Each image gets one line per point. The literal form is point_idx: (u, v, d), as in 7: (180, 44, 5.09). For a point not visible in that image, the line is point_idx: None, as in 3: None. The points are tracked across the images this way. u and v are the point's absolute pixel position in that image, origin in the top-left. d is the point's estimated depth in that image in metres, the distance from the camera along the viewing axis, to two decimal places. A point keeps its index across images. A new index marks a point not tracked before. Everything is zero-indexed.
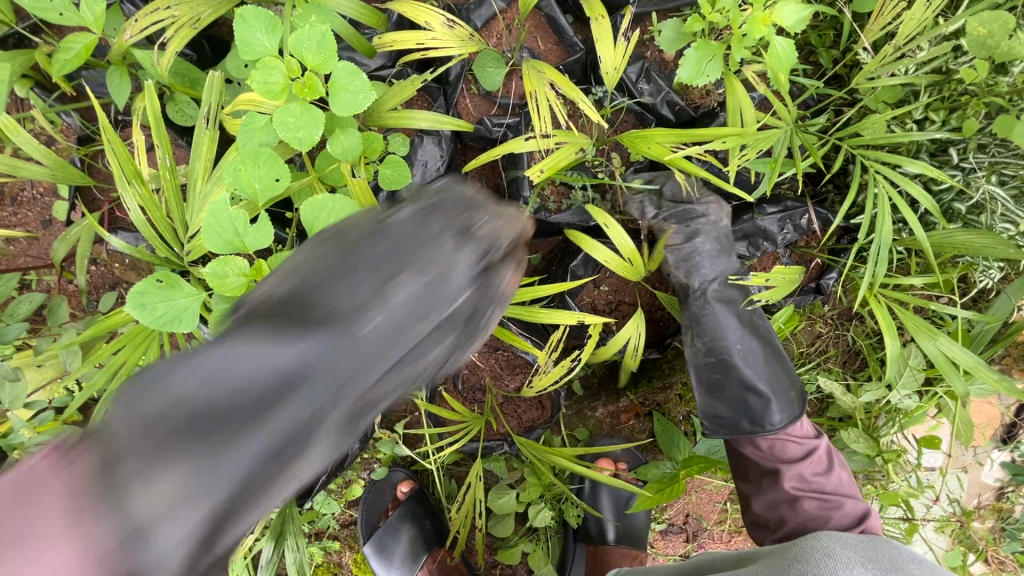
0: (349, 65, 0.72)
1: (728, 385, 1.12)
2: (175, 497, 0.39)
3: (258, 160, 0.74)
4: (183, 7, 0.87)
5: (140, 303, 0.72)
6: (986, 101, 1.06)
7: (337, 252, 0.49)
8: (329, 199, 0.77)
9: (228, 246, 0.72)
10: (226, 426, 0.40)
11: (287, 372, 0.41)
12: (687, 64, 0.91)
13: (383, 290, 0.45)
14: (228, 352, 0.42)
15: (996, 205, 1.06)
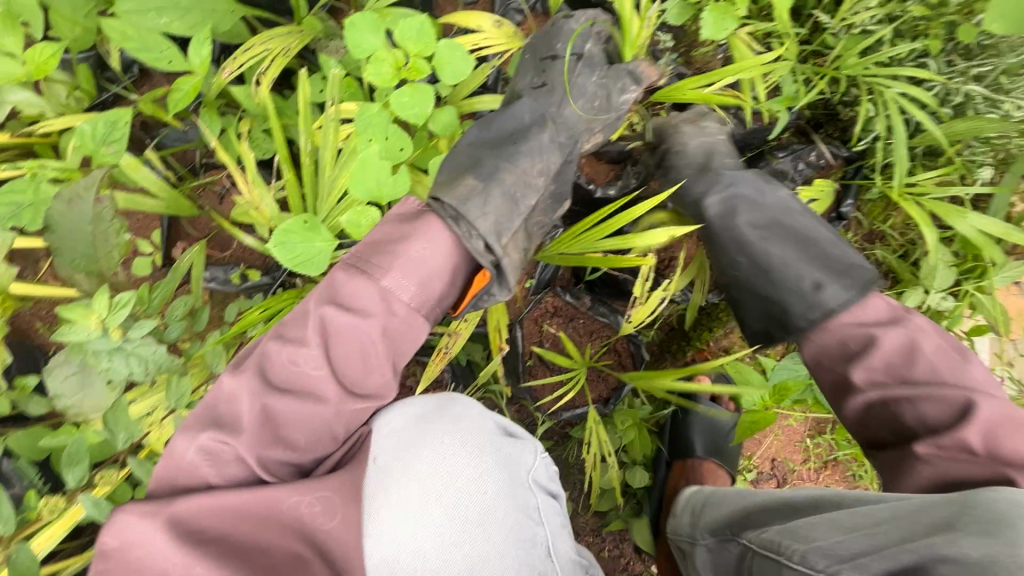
0: (450, 41, 0.85)
1: (745, 301, 1.05)
2: (471, 187, 0.87)
3: (370, 133, 0.86)
4: (274, 42, 1.00)
5: (283, 243, 0.81)
6: (942, 22, 1.26)
7: (478, 139, 0.95)
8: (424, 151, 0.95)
9: (368, 194, 0.83)
10: (494, 148, 0.94)
11: (508, 133, 0.97)
12: (706, 25, 1.08)
13: (530, 93, 1.01)
14: (487, 125, 0.97)
15: (975, 100, 1.23)
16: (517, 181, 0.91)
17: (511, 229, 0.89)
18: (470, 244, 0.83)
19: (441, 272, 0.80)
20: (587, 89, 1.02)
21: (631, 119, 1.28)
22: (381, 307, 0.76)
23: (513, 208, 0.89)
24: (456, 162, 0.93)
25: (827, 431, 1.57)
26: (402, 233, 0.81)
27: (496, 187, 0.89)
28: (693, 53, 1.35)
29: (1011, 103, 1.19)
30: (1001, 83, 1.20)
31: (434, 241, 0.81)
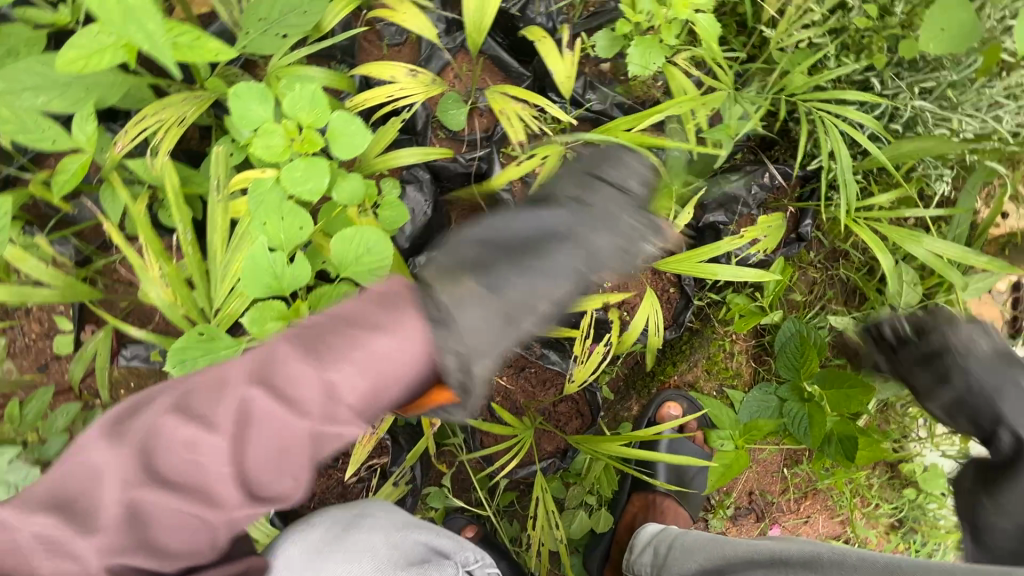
0: (343, 112, 0.77)
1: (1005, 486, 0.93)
2: (478, 292, 0.71)
3: (281, 214, 0.76)
4: (168, 111, 0.93)
5: (179, 360, 0.73)
6: (885, 36, 1.21)
7: (487, 251, 0.77)
8: (355, 230, 0.76)
9: (266, 290, 0.72)
10: (511, 252, 0.77)
11: (536, 231, 0.80)
12: (633, 61, 1.03)
13: (568, 202, 0.85)
14: (504, 223, 0.80)
15: (924, 115, 1.17)
16: (519, 296, 0.73)
17: (493, 356, 0.70)
18: (443, 363, 0.66)
19: (404, 377, 0.65)
20: (621, 226, 0.84)
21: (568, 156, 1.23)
22: (320, 399, 0.61)
23: (504, 332, 0.71)
24: (473, 263, 0.74)
25: (804, 459, 1.50)
26: (374, 318, 0.65)
27: (501, 301, 0.72)
28: (632, 83, 1.29)
29: (960, 118, 1.15)
30: (949, 97, 1.15)
31: (408, 340, 0.64)
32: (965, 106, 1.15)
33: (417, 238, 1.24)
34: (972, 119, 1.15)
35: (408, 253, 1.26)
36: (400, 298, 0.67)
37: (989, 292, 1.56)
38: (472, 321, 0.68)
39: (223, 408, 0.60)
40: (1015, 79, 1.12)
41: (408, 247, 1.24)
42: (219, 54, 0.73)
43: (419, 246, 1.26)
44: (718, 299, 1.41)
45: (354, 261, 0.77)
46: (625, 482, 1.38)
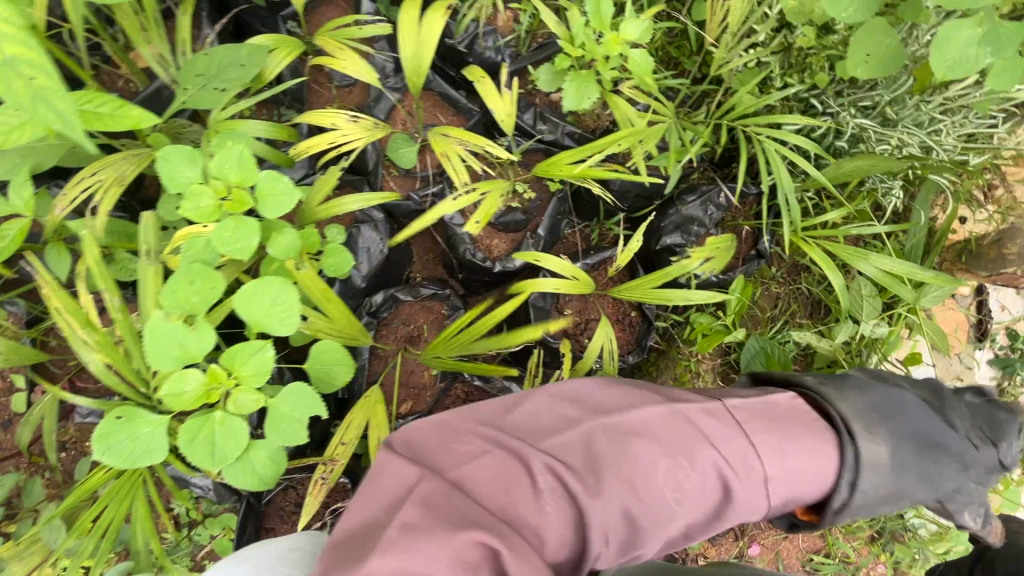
0: (268, 171, 0.78)
1: None
2: (886, 459, 0.79)
3: (192, 277, 0.77)
4: (108, 171, 0.94)
5: (107, 448, 0.69)
6: (824, 56, 1.24)
7: (908, 445, 0.82)
8: (255, 284, 0.78)
9: (177, 361, 0.74)
10: (910, 440, 0.82)
11: (928, 438, 0.85)
12: (569, 96, 1.05)
13: (941, 436, 0.86)
14: (890, 390, 0.87)
15: (868, 133, 1.19)
16: (927, 465, 0.83)
17: (893, 506, 0.82)
18: (840, 505, 0.77)
19: (817, 488, 0.76)
20: (966, 454, 0.87)
21: (519, 189, 1.25)
22: (689, 504, 0.70)
23: (904, 482, 0.80)
24: (897, 430, 0.82)
25: None
26: (782, 426, 0.77)
27: (902, 478, 0.80)
28: (581, 112, 1.31)
29: (899, 135, 1.18)
30: (887, 114, 1.19)
31: (796, 478, 0.74)
32: (904, 121, 1.18)
33: (374, 278, 1.23)
34: (911, 135, 1.18)
35: (365, 292, 1.25)
36: (784, 421, 0.77)
37: (952, 297, 1.57)
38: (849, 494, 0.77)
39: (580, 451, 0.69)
40: (949, 95, 1.16)
41: (365, 285, 1.22)
42: (143, 120, 0.74)
43: (376, 285, 1.25)
44: (681, 320, 1.40)
45: (264, 316, 0.78)
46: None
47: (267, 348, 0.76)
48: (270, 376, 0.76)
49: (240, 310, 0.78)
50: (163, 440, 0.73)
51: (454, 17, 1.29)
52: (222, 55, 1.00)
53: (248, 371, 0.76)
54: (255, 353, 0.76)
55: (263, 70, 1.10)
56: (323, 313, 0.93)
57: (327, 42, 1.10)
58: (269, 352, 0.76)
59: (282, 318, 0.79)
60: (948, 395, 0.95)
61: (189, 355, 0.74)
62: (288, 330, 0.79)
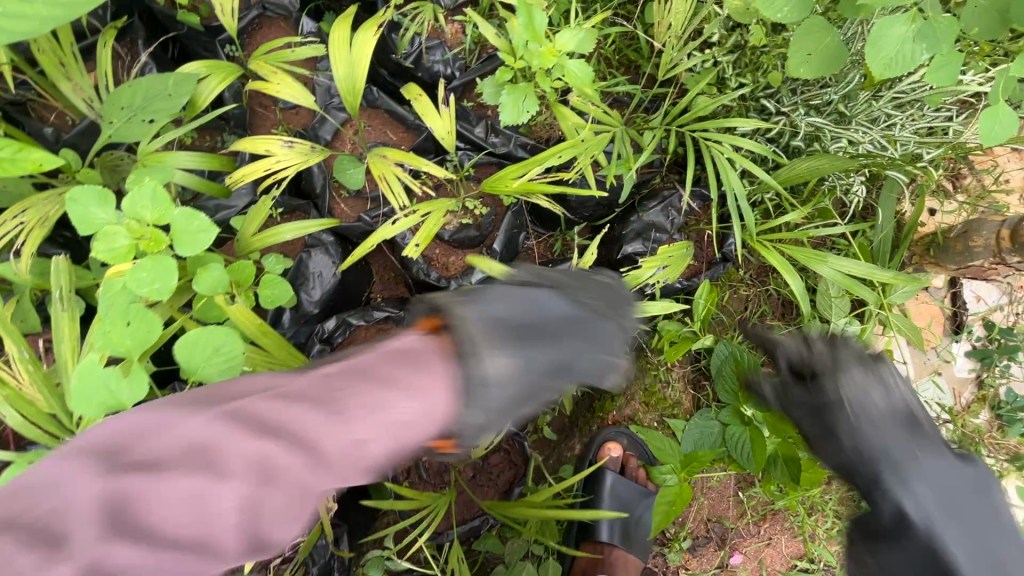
0: (183, 209, 0.75)
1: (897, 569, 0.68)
2: (512, 366, 0.65)
3: (127, 320, 0.73)
4: (30, 212, 0.91)
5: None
6: (777, 54, 1.21)
7: (527, 333, 0.68)
8: (198, 332, 0.73)
9: (102, 409, 0.68)
10: (552, 333, 0.69)
11: (566, 312, 0.71)
12: (508, 110, 1.02)
13: (597, 306, 0.76)
14: (521, 297, 0.71)
15: (823, 131, 1.17)
16: (541, 384, 0.68)
17: (509, 423, 0.68)
18: (454, 434, 0.63)
19: (425, 435, 0.62)
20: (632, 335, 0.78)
21: (470, 205, 1.22)
22: (335, 465, 0.57)
23: (538, 382, 0.67)
24: (541, 331, 0.69)
25: (758, 481, 1.46)
26: (395, 376, 0.62)
27: (528, 378, 0.66)
28: (533, 122, 1.28)
29: (852, 131, 1.16)
30: (841, 111, 1.16)
31: (436, 400, 0.62)
32: (858, 118, 1.16)
33: (327, 302, 1.21)
34: (864, 131, 1.16)
35: (319, 317, 1.23)
36: (379, 372, 0.62)
37: (926, 290, 1.54)
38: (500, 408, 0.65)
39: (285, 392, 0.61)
40: (901, 89, 1.13)
41: (318, 311, 1.21)
42: (45, 163, 0.71)
43: (330, 309, 1.23)
44: (648, 328, 1.39)
45: (203, 364, 0.74)
46: (573, 529, 1.39)
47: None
48: None
49: (177, 353, 0.72)
50: None
51: (398, 31, 1.26)
52: (147, 85, 0.97)
53: None
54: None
55: (195, 97, 1.06)
56: (262, 348, 0.90)
57: (260, 65, 1.07)
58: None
59: (222, 367, 0.75)
60: (611, 285, 0.83)
61: (117, 402, 0.69)
62: (225, 380, 0.75)
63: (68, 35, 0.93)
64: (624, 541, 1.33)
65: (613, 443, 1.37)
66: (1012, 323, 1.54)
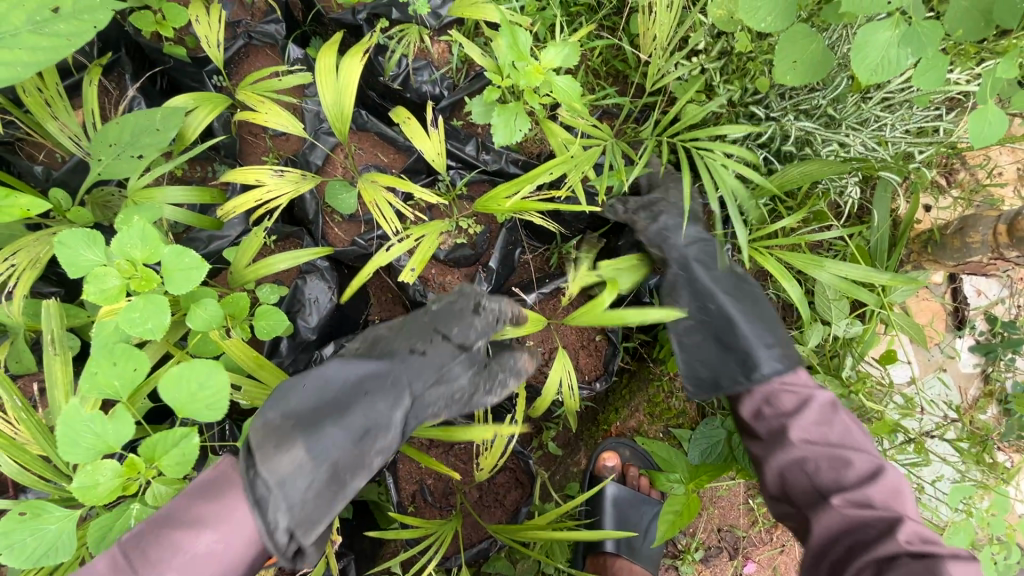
0: (173, 247, 0.74)
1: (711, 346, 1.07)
2: (298, 458, 0.70)
3: (114, 358, 0.72)
4: (21, 254, 0.90)
5: (6, 545, 0.63)
6: (764, 60, 1.21)
7: (331, 408, 0.76)
8: (180, 365, 0.70)
9: (92, 451, 0.66)
10: (386, 385, 0.80)
11: (359, 378, 0.80)
12: (497, 129, 1.01)
13: (400, 354, 0.86)
14: (312, 388, 0.77)
15: (814, 135, 1.17)
16: (349, 455, 0.74)
17: (329, 516, 0.72)
18: (274, 539, 0.67)
19: (234, 562, 0.67)
20: (454, 386, 0.87)
21: (464, 224, 1.22)
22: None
23: (331, 473, 0.72)
24: (331, 413, 0.75)
25: None
26: (191, 517, 0.66)
27: (326, 461, 0.72)
28: (523, 138, 1.28)
29: (843, 134, 1.16)
30: (831, 115, 1.16)
31: (230, 530, 0.67)
32: (847, 121, 1.16)
33: (325, 328, 1.21)
34: (855, 134, 1.15)
35: (317, 343, 1.22)
36: (182, 518, 0.66)
37: (926, 287, 1.54)
38: (321, 487, 0.71)
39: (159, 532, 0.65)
40: (889, 90, 1.13)
41: (315, 337, 1.20)
42: (32, 208, 0.70)
43: (327, 335, 1.22)
44: (648, 338, 1.38)
45: (190, 401, 0.70)
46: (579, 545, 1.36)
47: (195, 435, 0.69)
48: (194, 464, 0.69)
49: (162, 392, 0.69)
50: (72, 535, 0.68)
51: (385, 54, 1.26)
52: (134, 121, 0.97)
53: (170, 460, 0.68)
54: (180, 442, 0.69)
55: (183, 130, 1.06)
56: (258, 379, 0.88)
57: (247, 95, 1.07)
58: (197, 441, 0.70)
59: (208, 403, 0.71)
60: (470, 308, 0.93)
61: (105, 445, 0.66)
62: (215, 415, 0.71)
63: (53, 75, 0.93)
64: (629, 551, 1.29)
65: (610, 453, 1.35)
66: (1013, 316, 1.54)
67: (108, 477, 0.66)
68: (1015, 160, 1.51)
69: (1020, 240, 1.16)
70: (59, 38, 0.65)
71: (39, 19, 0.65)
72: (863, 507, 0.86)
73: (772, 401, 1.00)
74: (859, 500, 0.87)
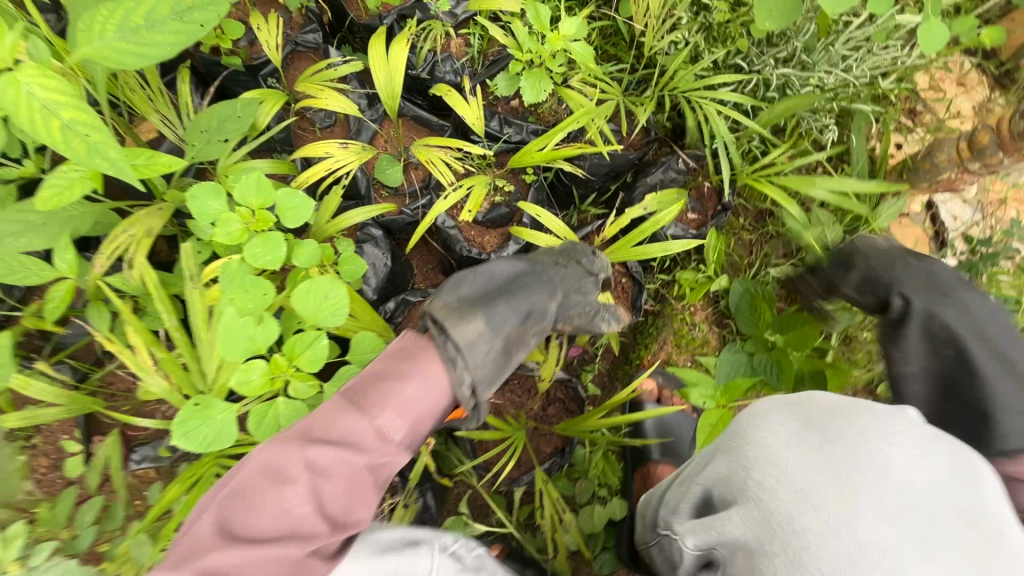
0: (285, 189, 0.90)
1: (958, 398, 0.87)
2: (479, 329, 0.85)
3: (245, 287, 0.87)
4: (137, 226, 1.05)
5: (184, 432, 0.78)
6: (741, 23, 1.41)
7: (500, 295, 0.92)
8: (306, 282, 0.83)
9: (244, 352, 0.80)
10: (540, 283, 0.97)
11: (516, 278, 0.95)
12: (527, 91, 1.19)
13: (545, 265, 1.01)
14: (479, 282, 0.93)
15: (792, 80, 1.37)
16: (515, 333, 0.90)
17: (499, 379, 0.88)
18: (459, 390, 0.81)
19: (432, 409, 0.79)
20: (588, 298, 1.04)
21: (498, 186, 1.39)
22: (374, 446, 0.74)
23: (503, 345, 0.87)
24: (500, 299, 0.91)
25: None
26: (397, 372, 0.79)
27: (500, 334, 0.87)
28: (541, 111, 1.46)
29: (816, 76, 1.35)
30: (803, 61, 1.36)
31: (431, 381, 0.79)
32: (819, 64, 1.36)
33: (383, 288, 1.35)
34: (828, 74, 1.34)
35: (378, 303, 1.37)
36: (392, 372, 0.79)
37: (907, 215, 1.72)
38: (497, 356, 0.86)
39: (375, 387, 0.77)
40: (850, 36, 1.33)
41: (376, 296, 1.35)
42: (172, 165, 0.85)
43: (387, 295, 1.38)
44: (668, 279, 1.55)
45: (317, 310, 0.84)
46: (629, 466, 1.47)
47: (325, 337, 0.84)
48: (325, 362, 0.84)
49: (296, 303, 0.83)
50: (234, 424, 0.81)
51: (414, 50, 1.45)
52: (220, 111, 1.13)
53: (306, 358, 0.83)
54: (313, 343, 0.83)
55: (255, 120, 1.23)
56: (349, 311, 1.03)
57: (308, 87, 1.25)
58: (325, 342, 0.84)
59: (331, 312, 0.85)
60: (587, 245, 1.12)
61: (255, 347, 0.81)
62: (339, 321, 0.85)
63: (152, 78, 1.10)
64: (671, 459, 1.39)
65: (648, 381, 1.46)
66: (989, 235, 1.72)
67: (259, 373, 0.80)
68: (968, 99, 1.73)
69: (979, 152, 1.34)
70: (193, 23, 0.81)
71: (178, 10, 0.80)
72: None
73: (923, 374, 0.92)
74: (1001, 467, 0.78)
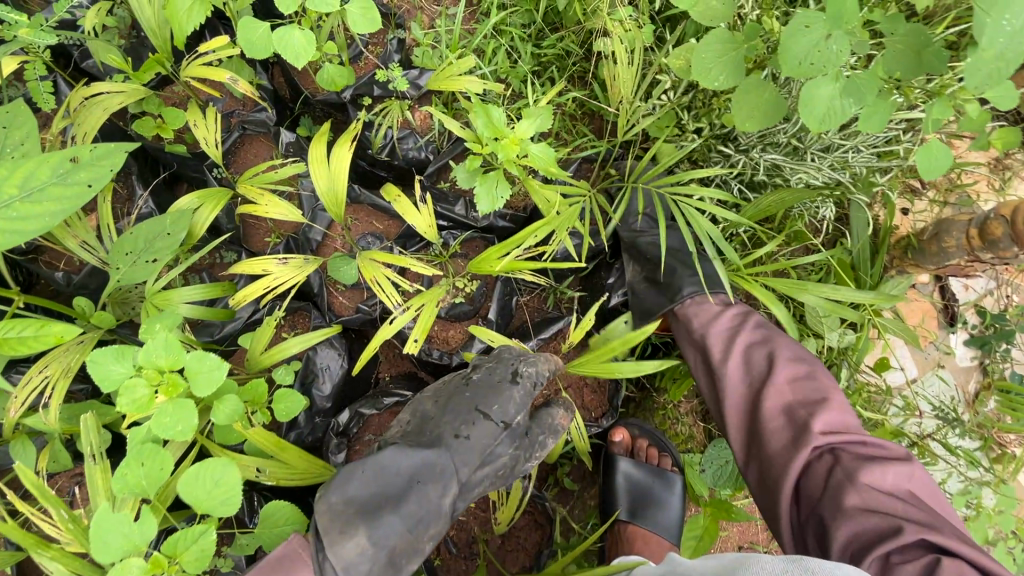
0: (195, 353, 0.81)
1: (648, 281, 1.27)
2: (362, 544, 0.81)
3: (140, 459, 0.77)
4: (53, 365, 0.97)
5: None
6: (726, 98, 1.29)
7: (388, 491, 0.89)
8: (208, 467, 0.76)
9: (121, 552, 0.71)
10: (433, 469, 0.93)
11: (414, 470, 0.92)
12: (482, 199, 1.08)
13: (447, 442, 0.98)
14: (367, 482, 0.88)
15: (784, 164, 1.24)
16: (405, 540, 0.86)
17: None
18: None
19: None
20: (496, 461, 1.02)
21: (459, 285, 1.29)
22: None
23: (388, 556, 0.84)
24: (388, 501, 0.87)
25: None
26: None
27: (385, 547, 0.83)
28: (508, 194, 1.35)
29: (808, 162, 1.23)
30: (794, 144, 1.24)
31: None
32: (811, 148, 1.24)
33: (338, 396, 1.26)
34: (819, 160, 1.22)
35: (332, 411, 1.27)
36: None
37: (913, 288, 1.57)
38: (382, 564, 0.83)
39: None
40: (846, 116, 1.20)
41: (330, 405, 1.25)
42: (65, 334, 0.77)
43: (341, 402, 1.28)
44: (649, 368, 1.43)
45: (208, 497, 0.76)
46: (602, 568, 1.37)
47: (214, 530, 0.76)
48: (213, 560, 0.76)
49: (183, 490, 0.75)
50: None
51: (371, 129, 1.34)
52: (146, 229, 1.04)
53: (193, 556, 0.75)
54: (200, 538, 0.75)
55: (192, 227, 1.14)
56: (280, 461, 0.95)
57: (247, 189, 1.15)
58: (215, 535, 0.76)
59: (224, 500, 0.77)
60: (507, 377, 1.07)
61: (138, 547, 0.72)
62: (230, 508, 0.77)
63: None
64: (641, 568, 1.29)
65: (619, 430, 1.40)
66: (1003, 307, 1.57)
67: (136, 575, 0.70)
68: (983, 157, 1.58)
69: (992, 242, 1.20)
70: (81, 183, 0.73)
71: (61, 171, 0.72)
72: (803, 416, 0.97)
73: (693, 315, 1.19)
74: (836, 431, 0.94)
